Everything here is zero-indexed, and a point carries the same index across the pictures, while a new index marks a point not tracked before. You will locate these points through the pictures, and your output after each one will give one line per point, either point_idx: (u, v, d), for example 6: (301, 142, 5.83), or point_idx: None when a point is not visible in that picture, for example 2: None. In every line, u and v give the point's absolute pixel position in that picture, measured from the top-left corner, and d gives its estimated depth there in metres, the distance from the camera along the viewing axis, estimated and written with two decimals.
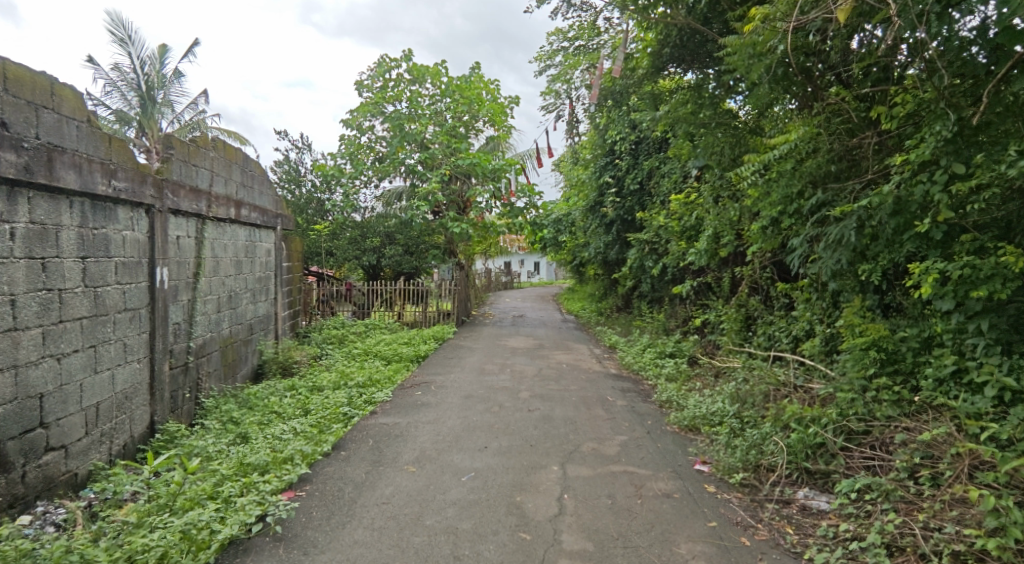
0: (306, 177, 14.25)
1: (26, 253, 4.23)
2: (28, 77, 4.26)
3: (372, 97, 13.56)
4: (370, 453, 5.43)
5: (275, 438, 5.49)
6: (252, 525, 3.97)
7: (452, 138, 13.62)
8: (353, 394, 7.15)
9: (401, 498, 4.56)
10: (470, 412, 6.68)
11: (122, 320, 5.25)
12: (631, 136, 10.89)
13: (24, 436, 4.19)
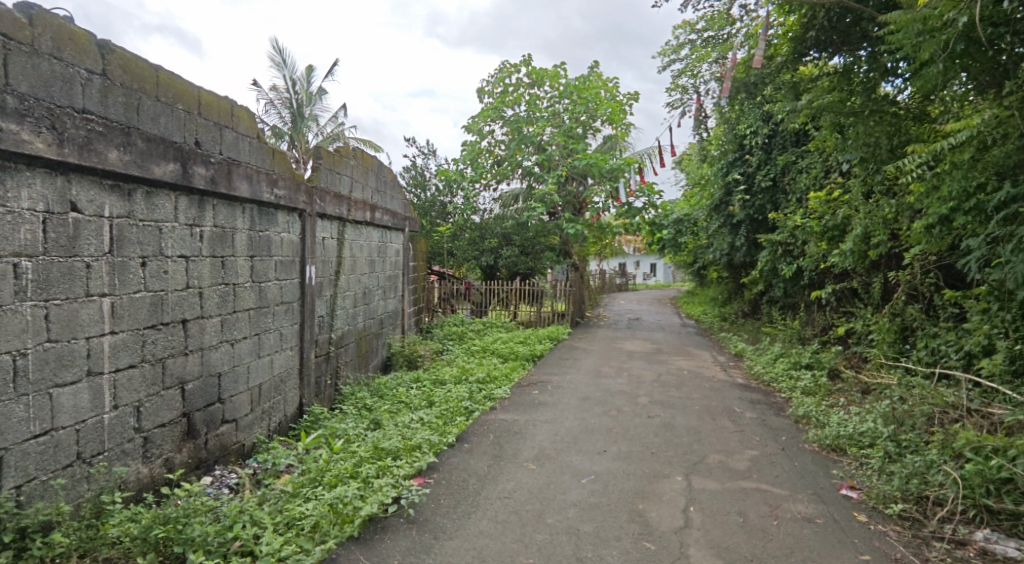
0: (431, 181, 14.76)
1: (210, 252, 4.66)
2: (216, 102, 4.68)
3: (492, 102, 13.78)
4: (491, 447, 5.45)
5: (405, 425, 5.65)
6: (390, 505, 4.10)
7: (570, 139, 13.49)
8: (473, 389, 7.23)
9: (522, 493, 4.52)
10: (588, 414, 6.53)
11: (280, 312, 5.67)
12: (765, 129, 10.23)
13: (206, 408, 4.65)
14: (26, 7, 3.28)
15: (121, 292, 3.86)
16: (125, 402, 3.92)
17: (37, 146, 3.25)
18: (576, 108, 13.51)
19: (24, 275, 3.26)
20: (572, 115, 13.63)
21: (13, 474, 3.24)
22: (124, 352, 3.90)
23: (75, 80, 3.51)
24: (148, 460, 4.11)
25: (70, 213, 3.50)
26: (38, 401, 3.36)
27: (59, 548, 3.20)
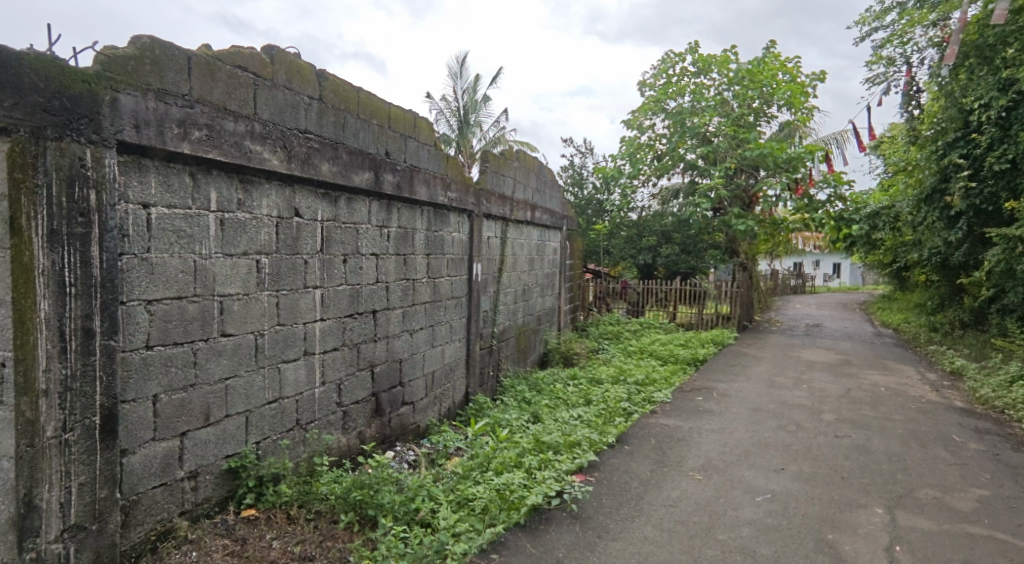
0: (590, 179, 14.86)
1: (395, 250, 5.05)
2: (403, 115, 5.05)
3: (653, 94, 13.37)
4: (653, 452, 5.31)
5: (564, 421, 5.70)
6: (553, 497, 4.14)
7: (740, 128, 12.60)
8: (632, 390, 7.08)
9: (688, 503, 4.35)
10: (760, 427, 6.10)
11: (450, 305, 6.01)
12: (1003, 99, 8.76)
13: (390, 390, 5.07)
14: (268, 49, 3.78)
15: (329, 285, 4.33)
16: (330, 379, 4.40)
17: (274, 163, 3.75)
18: (746, 94, 12.59)
19: (263, 270, 3.78)
20: (741, 103, 12.75)
21: (253, 432, 3.80)
22: (330, 337, 4.36)
23: (300, 106, 3.99)
24: (346, 431, 4.58)
25: (294, 218, 4.00)
26: (271, 373, 3.89)
27: (282, 498, 3.72)
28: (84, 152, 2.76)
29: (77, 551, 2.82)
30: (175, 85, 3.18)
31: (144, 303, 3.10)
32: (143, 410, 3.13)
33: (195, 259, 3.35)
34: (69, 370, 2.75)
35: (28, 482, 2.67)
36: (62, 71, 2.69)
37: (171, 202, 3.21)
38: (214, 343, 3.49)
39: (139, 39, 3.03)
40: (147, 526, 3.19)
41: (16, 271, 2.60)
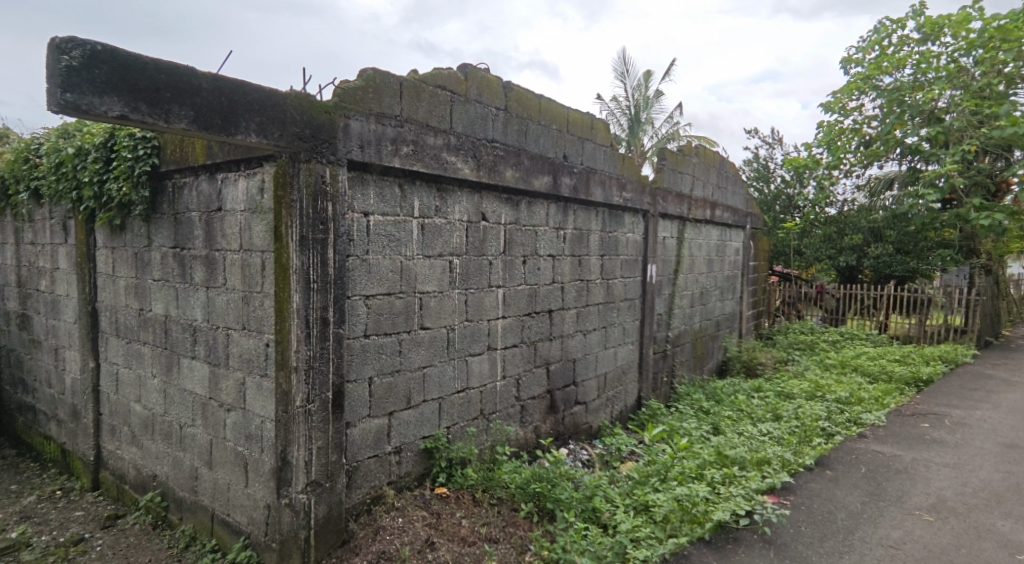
0: (780, 171, 14.46)
1: (571, 251, 5.24)
2: (581, 119, 5.20)
3: (864, 71, 11.94)
4: (864, 482, 4.73)
5: (750, 436, 5.41)
6: (743, 517, 3.85)
7: (984, 101, 10.47)
8: (833, 409, 6.41)
9: (915, 547, 3.78)
10: (1016, 469, 5.18)
11: (624, 307, 6.06)
12: None
13: (564, 388, 5.27)
14: (464, 66, 4.15)
15: (510, 285, 4.63)
16: (510, 374, 4.70)
17: (466, 171, 4.12)
18: (995, 58, 10.31)
19: (455, 270, 4.18)
20: (987, 69, 10.46)
21: (445, 417, 4.20)
22: (510, 334, 4.66)
23: (489, 117, 4.31)
24: (524, 425, 4.85)
25: (482, 222, 4.35)
26: (460, 364, 4.27)
27: (468, 481, 4.07)
28: (325, 170, 3.31)
29: (315, 503, 3.39)
30: (390, 108, 3.66)
31: (364, 298, 3.61)
32: (362, 390, 3.64)
33: (401, 260, 3.82)
34: (311, 352, 3.33)
35: (284, 440, 3.41)
36: (312, 105, 3.25)
37: (384, 211, 3.69)
38: (414, 335, 3.93)
39: (364, 71, 3.54)
40: (364, 490, 3.70)
41: (279, 271, 3.33)
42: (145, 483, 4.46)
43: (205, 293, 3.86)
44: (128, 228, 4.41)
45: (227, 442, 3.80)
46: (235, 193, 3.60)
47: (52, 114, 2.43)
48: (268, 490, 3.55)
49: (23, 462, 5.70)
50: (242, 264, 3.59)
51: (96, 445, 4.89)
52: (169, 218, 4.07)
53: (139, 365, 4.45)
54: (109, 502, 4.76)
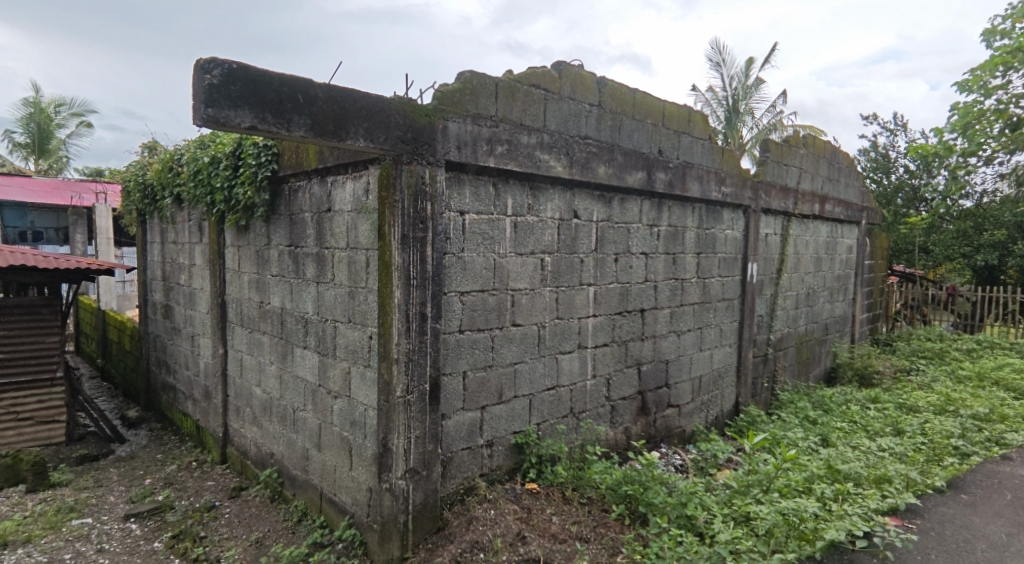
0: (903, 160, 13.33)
1: (665, 249, 5.13)
2: (678, 111, 5.06)
3: (1010, 44, 10.73)
4: (1010, 510, 4.17)
5: (867, 452, 4.93)
6: (860, 538, 3.44)
7: None
8: (971, 425, 5.69)
9: None
10: None
11: (722, 308, 5.87)
12: None
13: (656, 390, 5.18)
14: (558, 65, 4.17)
15: (601, 283, 4.60)
16: (600, 373, 4.68)
17: (559, 169, 4.14)
18: None
19: (546, 267, 4.22)
20: None
21: (535, 414, 4.26)
22: (601, 333, 4.64)
23: (582, 114, 4.31)
24: (614, 425, 4.82)
25: (573, 220, 4.35)
26: (550, 361, 4.31)
27: (558, 479, 4.10)
28: (425, 172, 3.45)
29: (414, 489, 3.55)
30: (485, 109, 3.75)
31: (459, 294, 3.73)
32: (456, 383, 3.77)
33: (495, 257, 3.91)
34: (410, 346, 3.49)
35: (385, 428, 3.58)
36: (414, 109, 3.39)
37: (479, 209, 3.79)
38: (507, 331, 4.01)
39: (462, 74, 3.65)
40: (457, 481, 3.84)
41: (382, 268, 3.50)
42: (265, 460, 4.83)
43: (316, 288, 4.13)
44: (251, 229, 4.80)
45: (335, 427, 4.05)
46: (344, 195, 3.83)
47: (197, 128, 2.68)
48: (370, 474, 3.76)
49: (167, 434, 6.34)
50: (348, 261, 3.82)
51: (224, 423, 5.35)
52: (286, 218, 4.38)
53: (260, 353, 4.82)
54: (235, 475, 5.20)
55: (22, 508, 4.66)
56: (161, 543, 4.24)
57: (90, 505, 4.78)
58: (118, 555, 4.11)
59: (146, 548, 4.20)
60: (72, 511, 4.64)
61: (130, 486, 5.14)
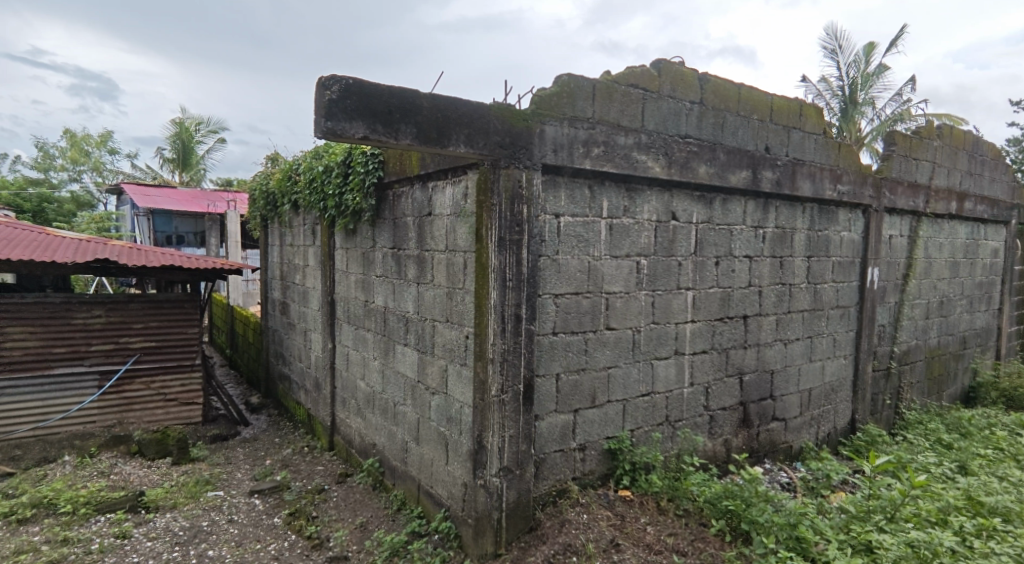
0: None
1: (771, 252, 4.88)
2: (787, 105, 4.81)
3: None
4: None
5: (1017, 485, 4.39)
6: None
7: None
8: None
9: None
10: None
11: (835, 316, 5.49)
12: None
13: (760, 402, 4.92)
14: (657, 63, 4.08)
15: (700, 287, 4.44)
16: (698, 381, 4.51)
17: (657, 170, 4.06)
18: None
19: (642, 270, 4.14)
20: None
21: (629, 419, 4.20)
22: (699, 339, 4.47)
23: (682, 112, 4.19)
24: (713, 437, 4.64)
25: (671, 222, 4.24)
26: (645, 366, 4.22)
27: (653, 488, 4.01)
28: (522, 176, 3.52)
29: (507, 487, 3.62)
30: (582, 111, 3.75)
31: (553, 297, 3.76)
32: (549, 384, 3.80)
33: (590, 260, 3.89)
34: (505, 346, 3.56)
35: (481, 426, 3.68)
36: (512, 115, 3.47)
37: (574, 211, 3.80)
38: (600, 334, 3.99)
39: (559, 77, 3.68)
40: (549, 482, 3.86)
41: (479, 269, 3.60)
42: (368, 450, 5.08)
43: (416, 289, 4.30)
44: (359, 232, 5.08)
45: (432, 422, 4.19)
46: (443, 199, 3.97)
47: (318, 140, 2.91)
48: (465, 469, 3.87)
49: (283, 420, 6.81)
50: (447, 263, 3.95)
51: (333, 413, 5.68)
52: (389, 222, 4.59)
53: (364, 348, 5.08)
54: (341, 462, 5.50)
55: (168, 477, 5.17)
56: (280, 519, 4.57)
57: (221, 479, 5.23)
58: (244, 526, 4.48)
59: (267, 522, 4.55)
60: (208, 484, 5.09)
61: (253, 465, 5.59)
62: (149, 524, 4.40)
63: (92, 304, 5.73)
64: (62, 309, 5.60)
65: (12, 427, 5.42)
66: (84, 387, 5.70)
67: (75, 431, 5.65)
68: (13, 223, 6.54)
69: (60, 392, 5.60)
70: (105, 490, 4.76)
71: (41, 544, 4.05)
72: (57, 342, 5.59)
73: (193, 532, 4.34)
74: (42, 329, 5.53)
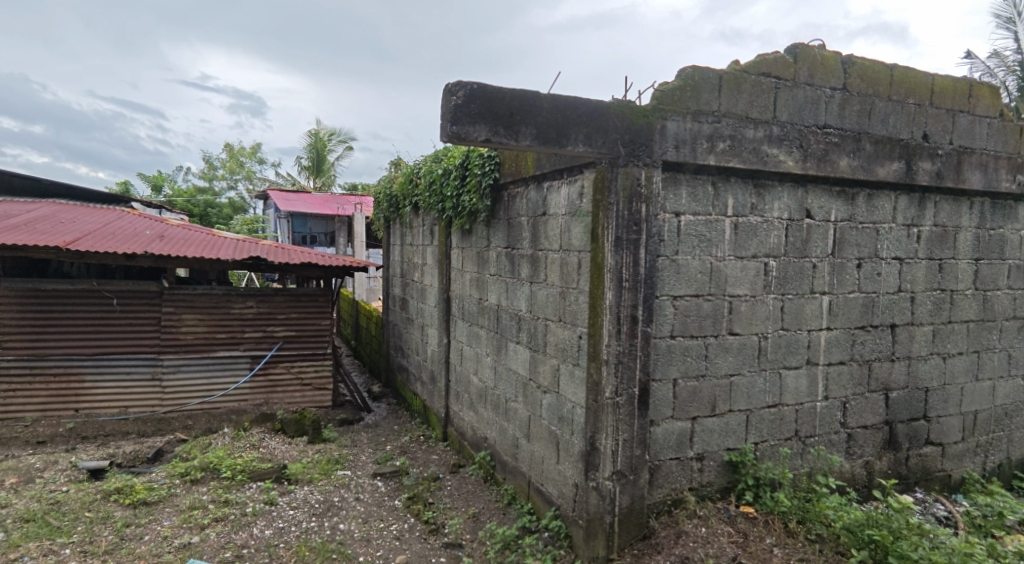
0: None
1: (927, 254, 4.35)
2: (952, 86, 4.26)
3: None
4: None
5: None
6: None
7: None
8: None
9: None
10: None
11: (1010, 329, 4.80)
12: None
13: (910, 422, 4.41)
14: (792, 48, 3.75)
15: (839, 291, 4.04)
16: (835, 396, 4.12)
17: (790, 164, 3.75)
18: None
19: (770, 273, 3.83)
20: None
21: (752, 432, 3.91)
22: (837, 349, 4.08)
23: (822, 100, 3.83)
24: (851, 457, 4.22)
25: (806, 220, 3.89)
26: (772, 377, 3.91)
27: (780, 508, 3.69)
28: (641, 173, 3.37)
29: (620, 492, 3.50)
30: (707, 105, 3.55)
31: (672, 298, 3.58)
32: (666, 390, 3.63)
33: (712, 261, 3.67)
34: (620, 348, 3.44)
35: (594, 428, 3.58)
36: (633, 111, 3.34)
37: (696, 210, 3.59)
38: (722, 340, 3.74)
39: (683, 70, 3.50)
40: (664, 490, 3.69)
41: (595, 269, 3.51)
42: (479, 443, 5.15)
43: (529, 288, 4.27)
44: (474, 232, 5.15)
45: (543, 420, 4.15)
46: (558, 199, 3.91)
47: (443, 144, 2.99)
48: (577, 470, 3.80)
49: (401, 409, 7.09)
50: (561, 262, 3.88)
51: (446, 405, 5.82)
52: (504, 222, 4.60)
53: (478, 345, 5.14)
54: (454, 453, 5.63)
55: (305, 454, 5.54)
56: (400, 502, 4.71)
57: (349, 460, 5.51)
58: (369, 505, 4.66)
59: (389, 504, 4.70)
60: (338, 463, 5.38)
61: (375, 450, 5.84)
62: (291, 495, 4.69)
63: (247, 296, 6.26)
64: (224, 300, 6.17)
65: (185, 400, 6.08)
66: (238, 368, 6.26)
67: (232, 407, 6.24)
68: (186, 225, 7.26)
69: (222, 372, 6.20)
70: (256, 461, 5.17)
71: (208, 503, 4.47)
72: (220, 328, 6.17)
73: (327, 505, 4.57)
74: (209, 316, 6.13)
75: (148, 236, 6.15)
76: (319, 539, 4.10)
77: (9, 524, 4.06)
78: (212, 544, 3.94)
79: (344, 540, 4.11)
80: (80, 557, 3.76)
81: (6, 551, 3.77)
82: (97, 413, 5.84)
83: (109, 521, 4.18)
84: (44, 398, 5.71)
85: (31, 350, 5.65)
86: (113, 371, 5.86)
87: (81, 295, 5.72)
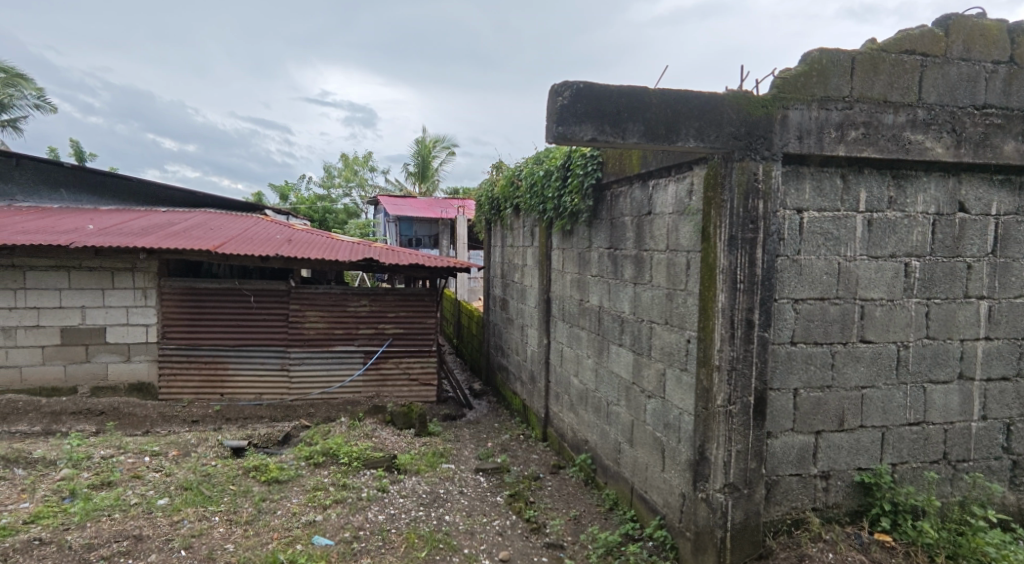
0: None
1: None
2: None
3: None
4: None
5: None
6: None
7: None
8: None
9: None
10: None
11: None
12: None
13: None
14: (944, 20, 3.30)
15: (1001, 296, 3.52)
16: (995, 415, 3.60)
17: (938, 152, 3.31)
18: None
19: (913, 274, 3.40)
20: None
21: (889, 451, 3.49)
22: (998, 361, 3.56)
23: (980, 77, 3.34)
24: (1015, 488, 3.67)
25: (958, 214, 3.42)
26: (914, 391, 3.47)
27: (925, 538, 3.24)
28: (758, 168, 3.10)
29: (733, 506, 3.23)
30: (837, 90, 3.20)
31: (792, 301, 3.27)
32: (786, 400, 3.33)
33: (840, 261, 3.30)
34: (734, 353, 3.18)
35: (703, 437, 3.34)
36: (748, 102, 3.09)
37: (822, 206, 3.25)
38: (852, 347, 3.37)
39: (809, 54, 3.18)
40: (783, 509, 3.39)
41: (706, 270, 3.27)
42: (580, 445, 5.01)
43: (633, 289, 4.08)
44: (575, 233, 5.02)
45: (647, 426, 3.95)
46: (665, 197, 3.69)
47: (548, 145, 2.88)
48: (684, 480, 3.56)
49: (501, 408, 7.08)
50: (668, 263, 3.66)
51: (547, 406, 5.73)
52: (607, 222, 4.43)
53: (579, 346, 4.99)
54: (554, 454, 5.52)
55: (413, 445, 5.62)
56: (502, 499, 4.65)
57: (453, 454, 5.53)
58: (472, 499, 4.63)
59: (491, 500, 4.65)
60: (443, 457, 5.42)
61: (477, 446, 5.85)
62: (401, 483, 4.76)
63: (361, 294, 6.48)
64: (340, 298, 6.42)
65: (308, 390, 6.39)
66: (353, 362, 6.49)
67: (347, 398, 6.47)
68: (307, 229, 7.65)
69: (340, 365, 6.46)
70: (370, 449, 5.28)
71: (330, 485, 4.63)
72: (338, 325, 6.43)
73: (433, 496, 4.59)
74: (329, 313, 6.40)
75: (279, 240, 6.54)
76: (427, 527, 4.09)
77: (172, 489, 4.41)
78: (333, 523, 4.06)
79: (450, 531, 4.08)
80: (227, 525, 4.00)
81: (170, 513, 4.08)
82: (237, 399, 6.27)
83: (249, 495, 4.43)
84: (196, 385, 6.20)
85: (186, 340, 6.15)
86: (250, 362, 6.27)
87: (224, 292, 6.17)
